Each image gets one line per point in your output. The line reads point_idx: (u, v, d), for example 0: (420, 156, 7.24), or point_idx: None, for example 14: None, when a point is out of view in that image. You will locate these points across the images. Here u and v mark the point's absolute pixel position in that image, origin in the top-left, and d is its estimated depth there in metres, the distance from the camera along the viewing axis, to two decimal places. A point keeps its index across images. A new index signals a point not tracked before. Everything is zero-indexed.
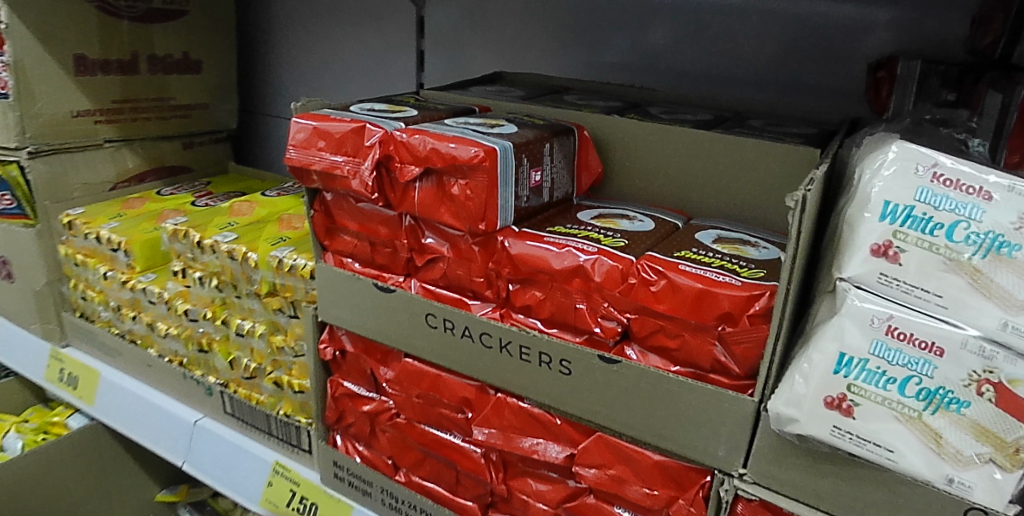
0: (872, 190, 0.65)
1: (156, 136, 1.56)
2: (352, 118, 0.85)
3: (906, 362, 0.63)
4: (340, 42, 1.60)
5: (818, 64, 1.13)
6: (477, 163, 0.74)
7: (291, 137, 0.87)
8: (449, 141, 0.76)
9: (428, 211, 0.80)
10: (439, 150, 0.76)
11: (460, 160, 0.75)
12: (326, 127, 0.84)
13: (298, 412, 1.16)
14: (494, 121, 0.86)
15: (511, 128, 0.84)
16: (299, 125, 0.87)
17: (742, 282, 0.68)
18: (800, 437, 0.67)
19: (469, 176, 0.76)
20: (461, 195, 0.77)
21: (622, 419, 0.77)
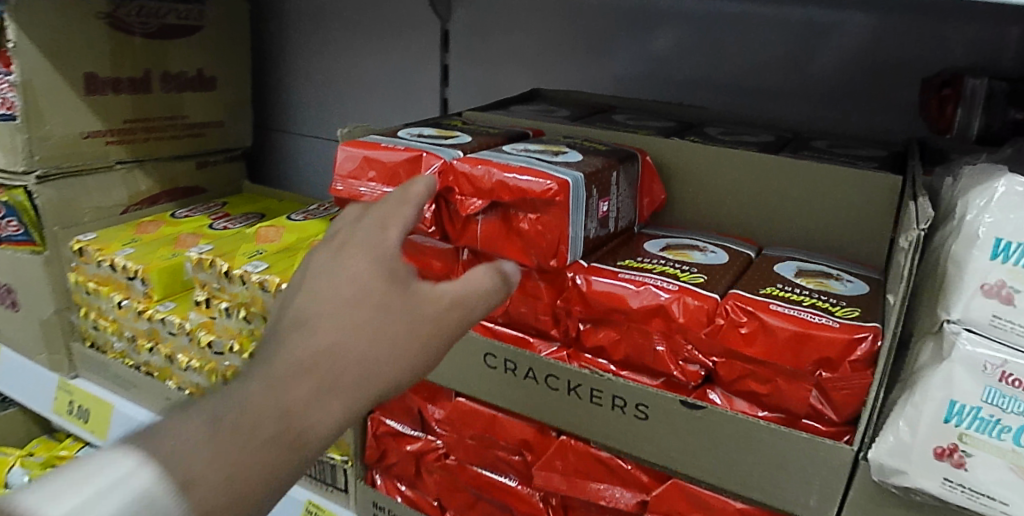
0: (981, 226, 0.60)
1: (169, 156, 1.49)
2: (404, 146, 0.80)
3: (1022, 409, 0.58)
4: (359, 57, 1.55)
5: (869, 80, 1.09)
6: (549, 197, 0.70)
7: (338, 166, 0.82)
8: (518, 173, 0.72)
9: (491, 245, 0.76)
10: (507, 181, 0.72)
11: (531, 192, 0.71)
12: (379, 156, 0.80)
13: (332, 450, 1.07)
14: (554, 147, 0.82)
15: (574, 155, 0.79)
16: (347, 153, 0.82)
17: (841, 323, 0.64)
18: (905, 488, 0.63)
19: (541, 211, 0.72)
20: (531, 230, 0.73)
21: (703, 465, 0.73)
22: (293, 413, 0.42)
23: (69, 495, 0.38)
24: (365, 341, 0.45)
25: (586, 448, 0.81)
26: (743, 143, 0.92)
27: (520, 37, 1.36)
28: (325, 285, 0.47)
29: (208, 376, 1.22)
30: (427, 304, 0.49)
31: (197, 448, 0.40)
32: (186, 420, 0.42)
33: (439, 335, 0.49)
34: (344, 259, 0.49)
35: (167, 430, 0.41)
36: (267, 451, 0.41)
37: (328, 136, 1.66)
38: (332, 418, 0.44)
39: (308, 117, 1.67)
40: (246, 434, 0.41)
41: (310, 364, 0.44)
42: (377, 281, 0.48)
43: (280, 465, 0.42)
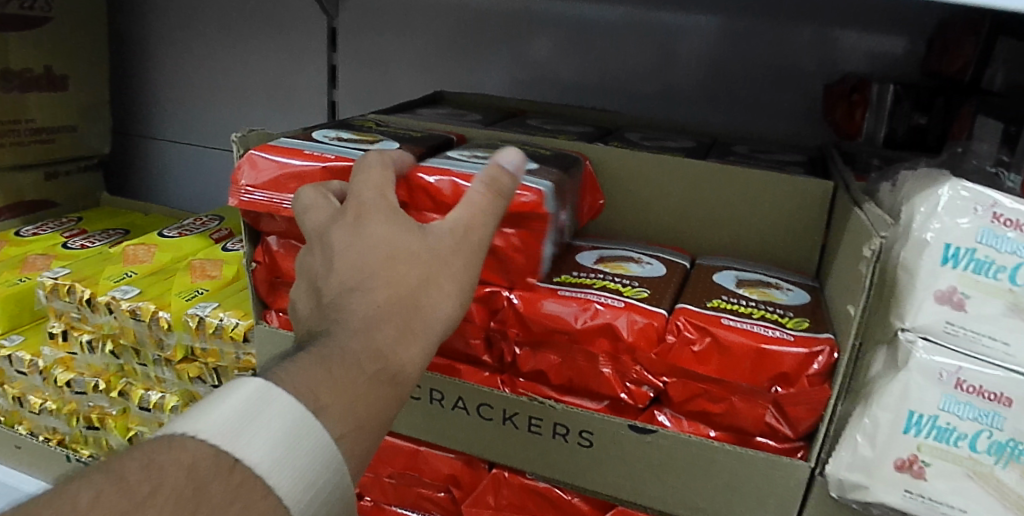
0: (929, 233, 0.57)
1: (12, 166, 1.28)
2: (329, 154, 0.73)
3: (976, 415, 0.57)
4: (236, 56, 1.40)
5: (776, 87, 1.10)
6: (530, 208, 0.65)
7: (250, 177, 0.73)
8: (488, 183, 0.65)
9: None
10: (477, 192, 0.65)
11: (506, 204, 0.65)
12: (302, 165, 0.72)
13: None
14: (502, 156, 0.76)
15: (531, 165, 0.74)
16: (264, 162, 0.73)
17: (796, 336, 0.63)
18: (864, 503, 0.61)
19: (520, 225, 0.66)
20: (507, 246, 0.67)
21: (653, 492, 0.68)
22: (383, 352, 0.46)
23: (225, 420, 0.39)
24: (419, 288, 0.49)
25: (521, 480, 0.74)
26: (668, 146, 0.91)
27: (416, 34, 1.26)
28: (356, 255, 0.49)
29: (69, 420, 1.03)
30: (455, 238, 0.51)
31: (322, 379, 0.43)
32: (302, 361, 0.44)
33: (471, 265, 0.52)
34: (366, 231, 0.51)
35: (292, 368, 0.43)
36: (376, 386, 0.45)
37: (202, 143, 1.49)
38: (417, 360, 0.48)
39: (179, 121, 1.50)
40: (352, 373, 0.44)
41: (381, 317, 0.47)
42: (403, 232, 0.50)
43: (388, 396, 0.46)
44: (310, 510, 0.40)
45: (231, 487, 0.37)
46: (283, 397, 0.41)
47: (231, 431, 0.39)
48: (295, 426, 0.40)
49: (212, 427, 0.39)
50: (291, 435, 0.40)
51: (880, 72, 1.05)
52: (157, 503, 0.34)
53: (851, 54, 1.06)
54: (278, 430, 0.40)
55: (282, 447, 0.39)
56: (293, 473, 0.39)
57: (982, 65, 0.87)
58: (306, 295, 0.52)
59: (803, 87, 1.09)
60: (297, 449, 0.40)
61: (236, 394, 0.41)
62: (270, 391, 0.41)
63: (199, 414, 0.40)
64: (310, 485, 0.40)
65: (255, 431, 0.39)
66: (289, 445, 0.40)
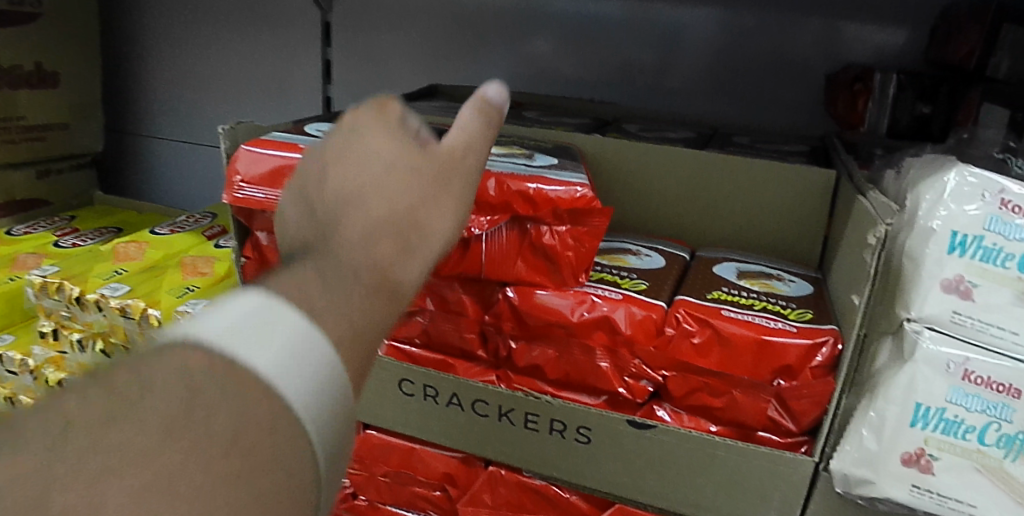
0: (935, 221, 0.56)
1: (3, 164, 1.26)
2: None
3: (984, 407, 0.56)
4: (229, 53, 1.38)
5: (776, 78, 1.08)
6: (587, 203, 0.64)
7: (247, 171, 0.70)
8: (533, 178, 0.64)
9: (500, 267, 0.66)
10: (526, 188, 0.64)
11: (560, 201, 0.64)
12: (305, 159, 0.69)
13: None
14: (510, 151, 0.74)
15: (549, 158, 0.73)
16: (263, 156, 0.70)
17: (799, 328, 0.61)
18: (870, 498, 0.59)
19: (570, 221, 0.65)
20: (558, 244, 0.65)
21: (653, 489, 0.66)
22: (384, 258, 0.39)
23: (228, 327, 0.32)
24: (415, 202, 0.43)
25: (518, 478, 0.72)
26: (667, 137, 0.90)
27: (412, 27, 1.24)
28: (346, 165, 0.44)
29: None
30: (444, 156, 0.46)
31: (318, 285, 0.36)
32: (302, 268, 0.37)
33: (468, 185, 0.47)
34: (358, 141, 0.45)
35: (295, 276, 0.36)
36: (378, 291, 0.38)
37: (197, 141, 1.48)
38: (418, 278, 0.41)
39: (173, 119, 1.48)
40: (348, 281, 0.37)
41: (375, 230, 0.40)
42: (398, 145, 0.45)
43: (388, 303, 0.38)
44: (326, 423, 0.34)
45: (236, 403, 0.30)
46: (287, 300, 0.34)
47: (234, 337, 0.32)
48: (306, 334, 0.33)
49: (214, 331, 0.32)
50: (304, 347, 0.33)
51: (883, 61, 1.03)
52: (147, 408, 0.28)
53: (853, 44, 1.04)
54: (286, 334, 0.33)
55: (293, 360, 0.32)
56: (308, 386, 0.32)
57: (987, 52, 0.85)
58: (295, 209, 0.45)
59: (804, 78, 1.07)
60: (311, 362, 0.33)
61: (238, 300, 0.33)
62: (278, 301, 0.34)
63: (196, 318, 0.32)
64: (327, 405, 0.33)
65: (264, 340, 0.32)
66: (298, 349, 0.33)
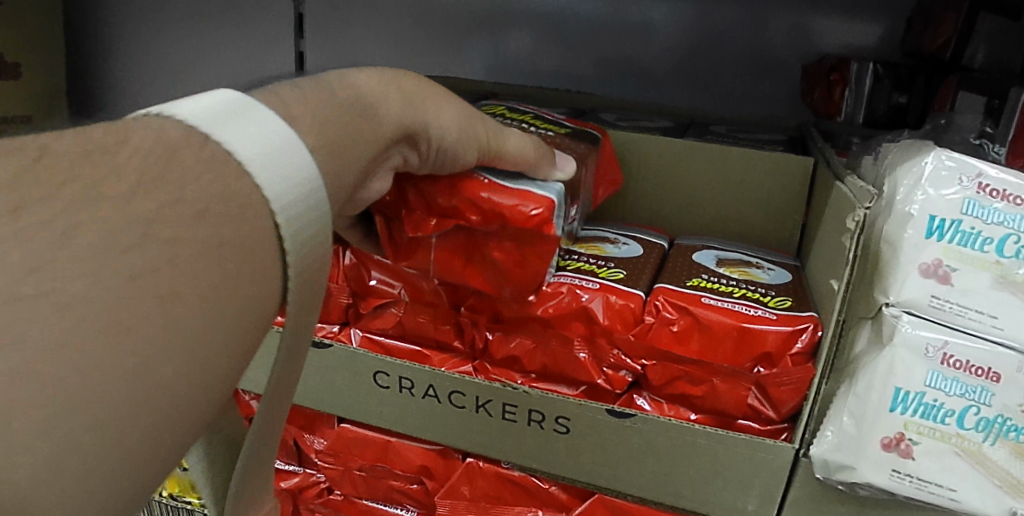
0: (914, 205, 0.55)
1: None
2: None
3: (963, 392, 0.56)
4: (197, 42, 1.34)
5: (751, 70, 1.08)
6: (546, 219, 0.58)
7: None
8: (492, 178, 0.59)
9: (447, 271, 0.63)
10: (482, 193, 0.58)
11: (509, 215, 0.58)
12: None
13: (188, 492, 0.82)
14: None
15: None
16: None
17: (779, 315, 0.61)
18: (850, 484, 0.59)
19: (521, 238, 0.60)
20: (507, 258, 0.61)
21: (634, 479, 0.65)
22: (343, 84, 0.43)
23: (211, 109, 0.32)
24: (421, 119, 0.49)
25: (496, 470, 0.71)
26: (643, 126, 0.89)
27: (386, 21, 1.22)
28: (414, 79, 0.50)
29: None
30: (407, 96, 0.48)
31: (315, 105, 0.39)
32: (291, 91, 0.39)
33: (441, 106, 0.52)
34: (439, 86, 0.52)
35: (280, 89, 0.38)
36: (345, 108, 0.41)
37: None
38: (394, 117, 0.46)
39: None
40: (328, 93, 0.41)
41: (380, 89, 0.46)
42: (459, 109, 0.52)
43: (359, 125, 0.42)
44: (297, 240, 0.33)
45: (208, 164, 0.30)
46: (259, 110, 0.34)
47: (210, 118, 0.32)
48: (278, 141, 0.33)
49: (192, 112, 0.32)
50: (281, 139, 0.33)
51: (859, 52, 1.03)
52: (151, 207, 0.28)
53: (830, 36, 1.04)
54: (262, 132, 0.33)
55: (268, 148, 0.33)
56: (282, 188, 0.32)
57: (963, 42, 0.86)
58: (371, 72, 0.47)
59: (780, 69, 1.07)
60: (288, 156, 0.33)
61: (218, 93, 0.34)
62: (259, 103, 0.34)
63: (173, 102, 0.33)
64: (296, 194, 0.33)
65: (245, 126, 0.33)
66: (271, 146, 0.33)
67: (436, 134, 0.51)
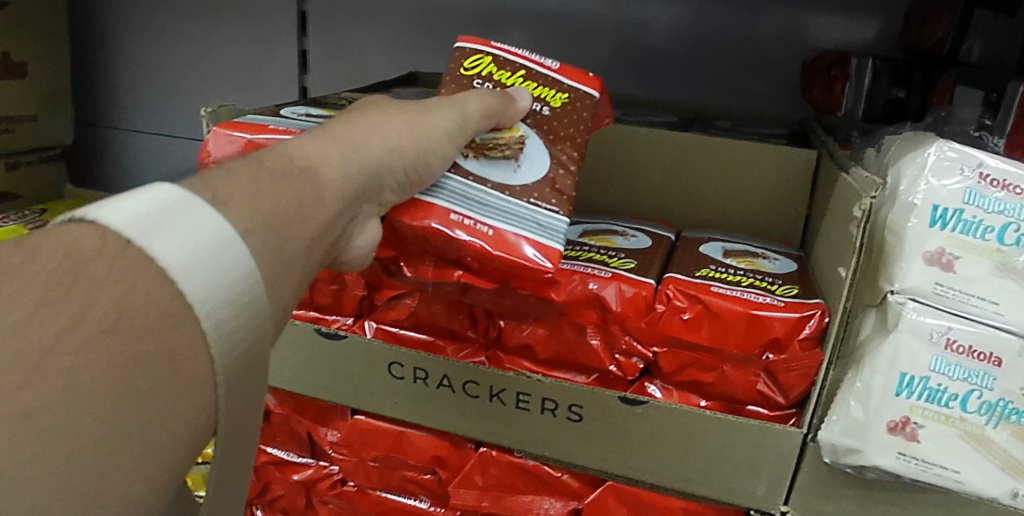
0: (917, 195, 0.57)
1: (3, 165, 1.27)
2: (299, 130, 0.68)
3: (966, 376, 0.57)
4: (199, 42, 1.35)
5: (752, 66, 1.10)
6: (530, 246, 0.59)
7: (215, 151, 0.68)
8: (470, 209, 0.59)
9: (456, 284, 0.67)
10: (451, 215, 0.59)
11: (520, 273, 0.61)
12: (269, 140, 0.66)
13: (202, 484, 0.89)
14: (495, 140, 0.62)
15: (543, 167, 0.62)
16: (231, 139, 0.67)
17: (787, 302, 0.62)
18: (858, 467, 0.60)
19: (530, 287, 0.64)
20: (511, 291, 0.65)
21: (645, 465, 0.67)
22: (284, 154, 0.45)
23: (142, 215, 0.33)
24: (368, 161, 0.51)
25: (508, 459, 0.73)
26: (649, 122, 0.91)
27: (389, 20, 1.23)
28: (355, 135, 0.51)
29: None
30: (349, 154, 0.50)
31: (249, 186, 0.40)
32: (228, 174, 0.41)
33: (385, 120, 0.54)
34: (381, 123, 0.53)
35: (214, 175, 0.40)
36: (283, 176, 0.43)
37: (170, 132, 1.43)
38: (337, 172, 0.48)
39: (146, 111, 1.43)
40: (259, 170, 0.43)
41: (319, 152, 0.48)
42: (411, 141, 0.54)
43: (299, 190, 0.44)
44: (230, 343, 0.34)
45: (135, 278, 0.31)
46: (196, 209, 0.34)
47: (143, 224, 0.32)
48: (214, 244, 0.34)
49: (119, 221, 0.32)
50: (221, 236, 0.34)
51: (857, 48, 1.05)
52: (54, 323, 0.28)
53: (829, 32, 1.05)
54: (198, 240, 0.33)
55: (203, 247, 0.33)
56: (213, 294, 0.33)
57: (959, 37, 0.88)
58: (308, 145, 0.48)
59: (781, 64, 1.08)
60: (229, 252, 0.34)
61: (157, 187, 0.35)
62: (194, 199, 0.35)
63: (102, 202, 0.33)
64: (230, 302, 0.34)
65: (180, 224, 0.33)
66: (208, 254, 0.33)
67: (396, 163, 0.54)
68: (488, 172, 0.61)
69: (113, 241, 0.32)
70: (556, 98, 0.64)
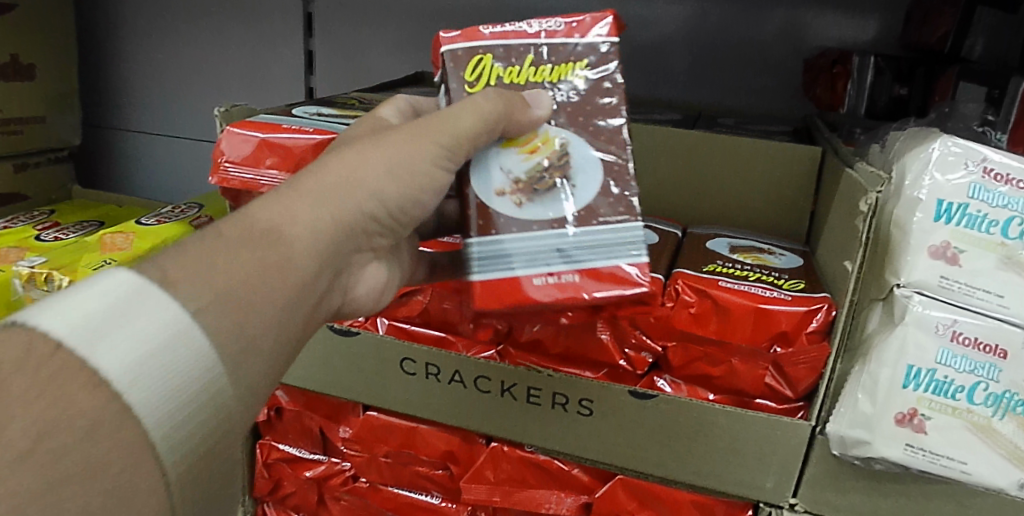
0: (923, 189, 0.58)
1: (12, 167, 1.28)
2: (311, 129, 0.69)
3: (972, 368, 0.58)
4: (204, 44, 1.36)
5: (755, 65, 1.10)
6: (612, 276, 0.59)
7: (228, 151, 0.69)
8: (551, 264, 0.59)
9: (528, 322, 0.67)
10: (534, 281, 0.59)
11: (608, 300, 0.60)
12: (282, 140, 0.68)
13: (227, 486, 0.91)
14: (538, 169, 0.59)
15: (595, 182, 0.60)
16: (244, 138, 0.69)
17: (794, 297, 0.63)
18: (866, 458, 0.61)
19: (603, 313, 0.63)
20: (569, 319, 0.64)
21: (656, 459, 0.68)
22: (244, 219, 0.43)
23: (84, 317, 0.33)
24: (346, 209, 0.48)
25: (519, 454, 0.74)
26: (654, 120, 0.92)
27: (395, 21, 1.24)
28: (332, 181, 0.48)
29: None
30: (325, 205, 0.47)
31: (202, 265, 0.39)
32: (184, 252, 0.40)
33: (358, 160, 0.50)
34: (361, 163, 0.50)
35: (169, 253, 0.39)
36: (244, 245, 0.42)
37: (177, 133, 1.44)
38: (311, 224, 0.46)
39: (153, 112, 1.44)
40: (221, 241, 0.41)
41: (287, 209, 0.45)
42: (394, 182, 0.51)
43: (264, 259, 0.42)
44: (176, 435, 0.35)
45: (76, 379, 0.32)
46: (144, 307, 0.35)
47: (84, 330, 0.33)
48: (159, 342, 0.35)
49: (59, 327, 0.33)
50: (168, 331, 0.35)
51: (859, 47, 1.05)
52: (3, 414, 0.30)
53: (833, 29, 1.06)
54: (142, 340, 0.34)
55: (152, 345, 0.34)
56: (154, 393, 0.34)
57: (961, 35, 0.89)
58: (276, 203, 0.45)
59: (784, 62, 1.09)
60: (182, 342, 0.36)
61: (108, 282, 0.36)
62: (140, 292, 0.36)
63: (44, 306, 0.34)
64: (172, 397, 0.35)
65: (128, 322, 0.34)
66: (153, 353, 0.34)
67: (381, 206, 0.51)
68: (547, 210, 0.59)
69: (41, 347, 0.32)
70: (577, 73, 0.60)
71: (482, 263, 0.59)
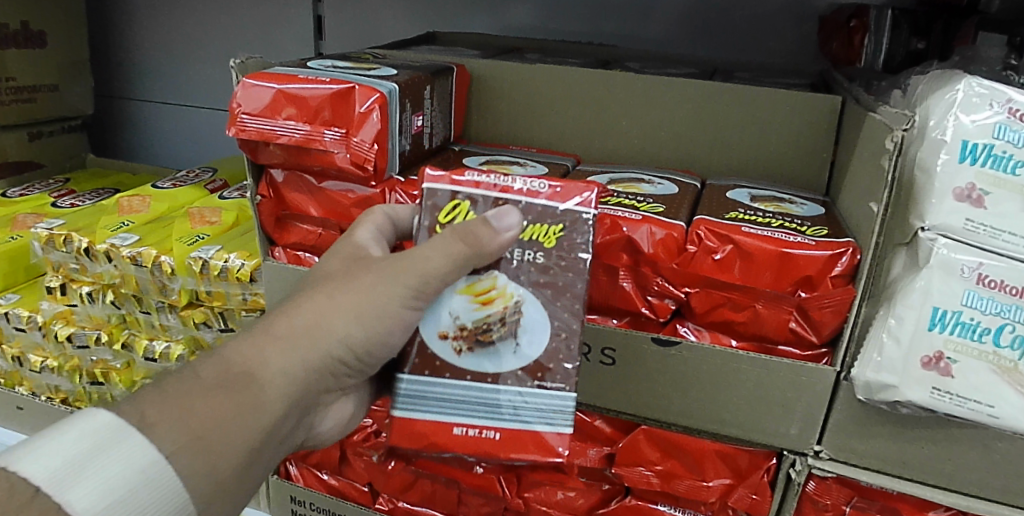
0: (949, 128, 0.57)
1: (26, 136, 1.28)
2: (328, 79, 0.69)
3: (999, 310, 0.58)
4: (211, 9, 1.35)
5: (772, 19, 1.08)
6: (534, 440, 0.56)
7: (245, 103, 0.69)
8: (474, 416, 0.57)
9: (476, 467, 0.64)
10: (455, 429, 0.57)
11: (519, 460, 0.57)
12: (300, 90, 0.67)
13: None
14: (486, 320, 0.55)
15: (542, 343, 0.56)
16: (262, 89, 0.68)
17: (819, 241, 0.63)
18: (892, 402, 0.61)
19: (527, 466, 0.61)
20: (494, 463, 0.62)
21: (678, 407, 0.68)
22: (221, 361, 0.49)
23: (65, 465, 0.41)
24: (309, 355, 0.52)
25: None
26: (669, 73, 0.91)
27: None
28: (305, 321, 0.52)
29: (72, 378, 0.99)
30: (292, 353, 0.51)
31: (175, 409, 0.46)
32: (162, 391, 0.47)
33: (327, 305, 0.53)
34: (334, 298, 0.53)
35: (148, 394, 0.47)
36: (218, 390, 0.48)
37: (187, 102, 1.43)
38: (279, 368, 0.51)
39: (163, 80, 1.44)
40: (195, 384, 0.48)
41: (255, 356, 0.50)
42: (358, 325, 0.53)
43: (235, 404, 0.48)
44: None
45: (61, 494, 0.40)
46: (116, 454, 0.43)
47: (63, 479, 0.41)
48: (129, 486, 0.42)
49: (43, 473, 0.40)
50: (139, 474, 0.43)
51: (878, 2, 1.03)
52: None
53: None
54: (114, 483, 0.42)
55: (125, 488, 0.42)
56: None
57: None
58: (246, 348, 0.50)
59: (803, 15, 1.07)
60: (151, 484, 0.43)
61: (90, 424, 0.43)
62: (114, 436, 0.43)
63: (28, 449, 0.41)
64: None
65: (105, 464, 0.42)
66: (118, 499, 0.42)
67: (347, 347, 0.53)
68: (485, 364, 0.56)
69: (23, 490, 0.39)
70: (550, 236, 0.55)
71: (407, 400, 0.57)
